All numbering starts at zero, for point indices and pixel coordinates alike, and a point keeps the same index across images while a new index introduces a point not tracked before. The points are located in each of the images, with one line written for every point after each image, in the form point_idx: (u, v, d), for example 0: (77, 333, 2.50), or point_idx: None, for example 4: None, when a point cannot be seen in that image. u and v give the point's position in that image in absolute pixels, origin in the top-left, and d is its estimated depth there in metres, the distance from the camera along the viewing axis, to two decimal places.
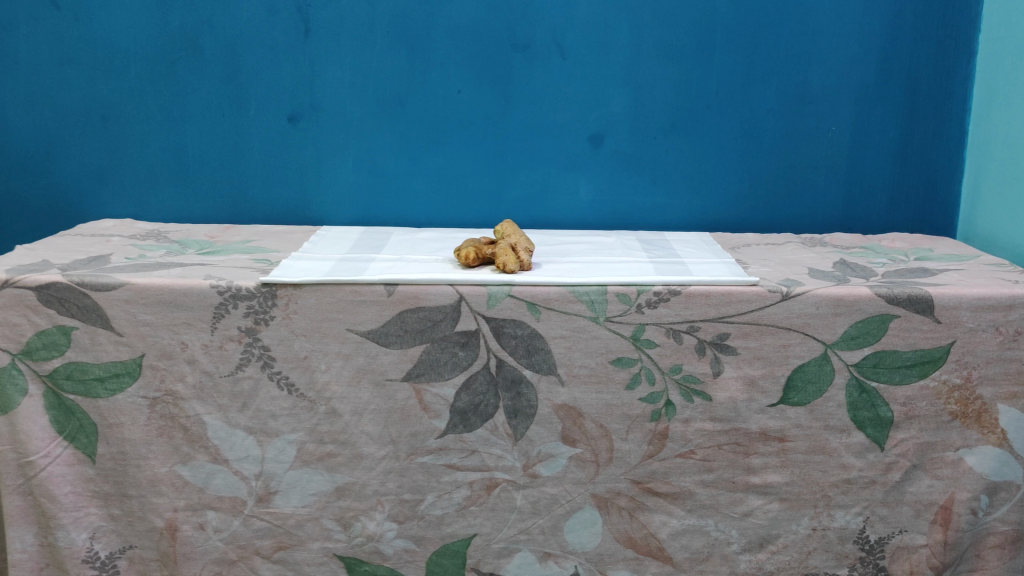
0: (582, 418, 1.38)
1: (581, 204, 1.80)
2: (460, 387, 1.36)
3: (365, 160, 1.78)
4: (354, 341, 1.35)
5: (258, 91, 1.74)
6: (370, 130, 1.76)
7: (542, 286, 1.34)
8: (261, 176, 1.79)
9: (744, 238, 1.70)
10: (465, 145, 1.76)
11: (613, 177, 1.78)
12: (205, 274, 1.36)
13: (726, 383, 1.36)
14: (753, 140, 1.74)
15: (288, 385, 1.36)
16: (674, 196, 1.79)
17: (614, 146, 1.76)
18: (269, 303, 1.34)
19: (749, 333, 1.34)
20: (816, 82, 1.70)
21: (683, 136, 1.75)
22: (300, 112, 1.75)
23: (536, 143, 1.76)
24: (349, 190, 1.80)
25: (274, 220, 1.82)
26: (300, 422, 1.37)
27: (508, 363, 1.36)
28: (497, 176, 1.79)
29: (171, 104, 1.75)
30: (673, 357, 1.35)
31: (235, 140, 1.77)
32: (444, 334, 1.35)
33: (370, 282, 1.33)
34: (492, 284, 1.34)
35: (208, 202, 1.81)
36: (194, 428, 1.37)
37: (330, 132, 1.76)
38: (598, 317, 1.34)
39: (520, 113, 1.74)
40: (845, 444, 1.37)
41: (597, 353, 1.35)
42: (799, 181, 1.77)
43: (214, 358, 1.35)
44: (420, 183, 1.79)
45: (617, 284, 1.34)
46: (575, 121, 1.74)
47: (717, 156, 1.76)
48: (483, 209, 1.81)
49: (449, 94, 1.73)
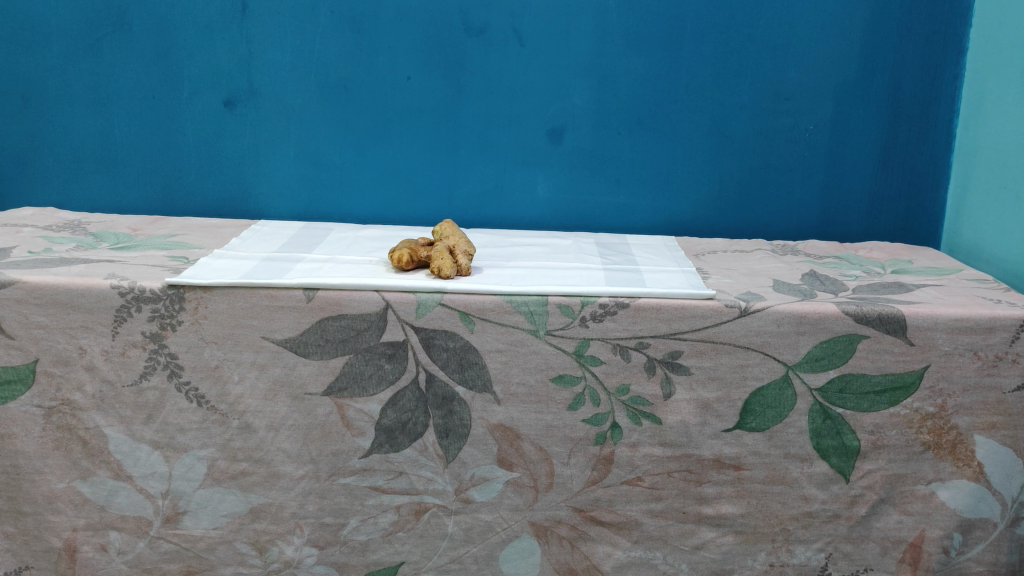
0: (520, 440, 1.26)
1: (539, 202, 1.68)
2: (387, 404, 1.24)
3: (307, 151, 1.65)
4: (269, 350, 1.23)
5: (191, 73, 1.61)
6: (313, 118, 1.63)
7: (476, 295, 1.21)
8: (196, 165, 1.67)
9: (711, 244, 1.57)
10: (414, 137, 1.64)
11: (574, 175, 1.65)
12: (109, 273, 1.24)
13: (678, 406, 1.24)
14: (725, 139, 1.62)
15: (198, 396, 1.24)
16: (639, 196, 1.67)
17: (575, 141, 1.63)
18: (176, 306, 1.21)
19: (703, 352, 1.22)
20: (793, 77, 1.58)
21: (649, 132, 1.62)
22: (237, 97, 1.61)
23: (491, 136, 1.63)
24: (290, 183, 1.67)
25: (209, 212, 1.70)
26: (210, 438, 1.26)
27: (439, 378, 1.24)
28: (449, 171, 1.66)
29: (97, 84, 1.62)
30: (620, 376, 1.24)
31: (167, 125, 1.64)
32: (369, 345, 1.23)
33: (288, 286, 1.21)
34: (422, 290, 1.22)
35: (137, 191, 1.69)
36: (94, 441, 1.25)
37: (269, 119, 1.63)
38: (538, 330, 1.22)
39: (474, 103, 1.61)
40: (807, 474, 1.25)
41: (536, 370, 1.23)
42: (773, 184, 1.64)
43: (116, 365, 1.23)
44: (366, 177, 1.67)
45: (559, 294, 1.22)
46: (533, 114, 1.62)
47: (685, 155, 1.63)
48: (434, 205, 1.68)
49: (398, 81, 1.60)
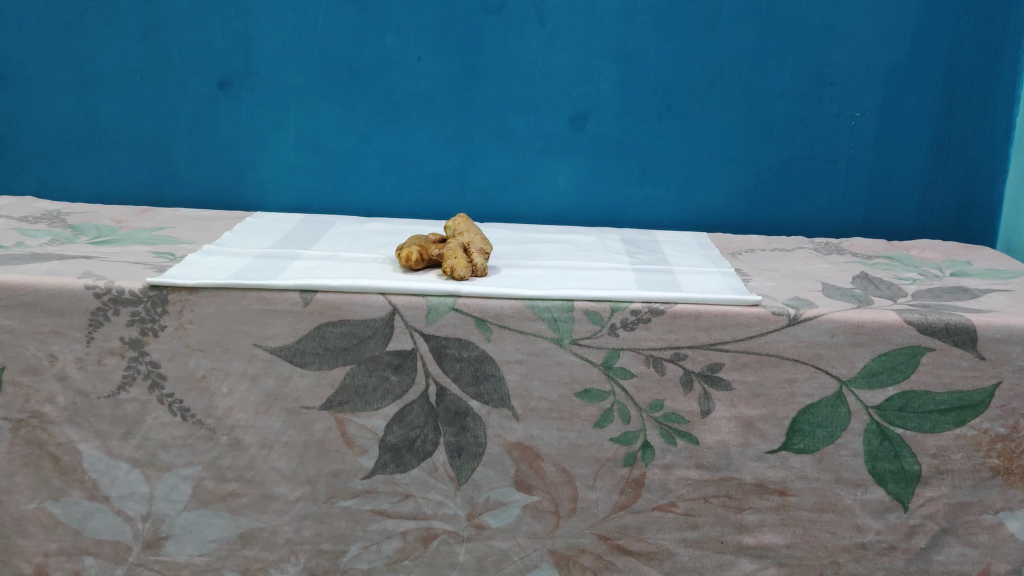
0: (540, 460, 1.13)
1: (559, 195, 1.54)
2: (393, 419, 1.12)
3: (308, 137, 1.52)
4: (262, 359, 1.10)
5: (182, 52, 1.47)
6: (314, 102, 1.49)
7: (494, 299, 1.09)
8: (188, 152, 1.54)
9: (748, 241, 1.44)
10: (425, 122, 1.50)
11: (598, 166, 1.52)
12: (84, 271, 1.12)
13: (717, 424, 1.11)
14: (763, 127, 1.49)
15: (182, 410, 1.12)
16: (668, 189, 1.53)
17: (600, 129, 1.50)
18: (158, 309, 1.09)
19: (746, 365, 1.09)
20: (839, 60, 1.44)
21: (680, 119, 1.49)
22: (232, 78, 1.48)
23: (508, 123, 1.50)
24: (289, 172, 1.54)
25: (202, 202, 1.57)
26: (195, 455, 1.13)
27: (452, 392, 1.11)
28: (462, 160, 1.53)
29: (80, 62, 1.49)
30: (653, 391, 1.11)
31: (156, 108, 1.51)
32: (373, 355, 1.10)
33: (282, 288, 1.08)
34: (433, 293, 1.09)
35: (125, 179, 1.56)
36: (67, 458, 1.13)
37: (267, 103, 1.49)
38: (562, 339, 1.09)
39: (490, 86, 1.48)
40: (860, 501, 1.12)
41: (560, 383, 1.10)
42: (815, 176, 1.51)
43: (91, 374, 1.11)
44: (372, 166, 1.54)
45: (586, 299, 1.09)
46: (554, 98, 1.48)
47: (719, 145, 1.50)
48: (445, 198, 1.55)
49: (407, 62, 1.47)
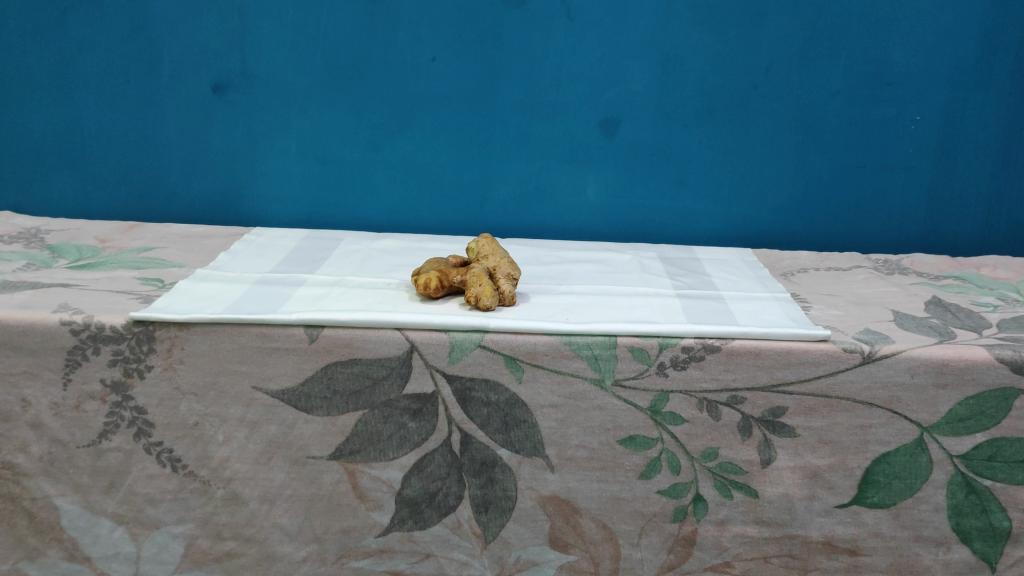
0: (578, 516, 1.00)
1: (588, 207, 1.41)
2: (411, 470, 0.99)
3: (312, 145, 1.38)
4: (262, 403, 0.97)
5: (172, 52, 1.33)
6: (319, 107, 1.36)
7: (525, 334, 0.95)
8: (181, 162, 1.40)
9: (798, 259, 1.31)
10: (440, 129, 1.37)
11: (629, 176, 1.39)
12: (60, 304, 0.98)
13: (779, 475, 0.97)
14: (812, 132, 1.35)
15: (172, 460, 0.99)
16: (707, 201, 1.40)
17: (632, 135, 1.36)
18: (144, 348, 0.95)
19: (814, 409, 0.96)
20: (898, 58, 1.30)
21: (721, 124, 1.35)
22: (227, 81, 1.34)
23: (531, 130, 1.36)
24: (291, 183, 1.41)
25: (197, 217, 1.44)
26: (188, 511, 1.00)
27: (478, 441, 0.98)
28: (481, 170, 1.39)
29: (61, 64, 1.35)
30: (707, 438, 0.97)
31: (145, 115, 1.37)
32: (389, 399, 0.97)
33: (285, 323, 0.95)
34: (456, 328, 0.95)
35: (113, 191, 1.43)
36: (43, 514, 1.00)
37: (266, 108, 1.36)
38: (603, 380, 0.96)
39: (511, 89, 1.34)
40: (940, 561, 0.99)
41: (601, 430, 0.97)
42: (869, 186, 1.37)
43: (69, 421, 0.97)
44: (383, 177, 1.40)
45: (631, 334, 0.95)
46: (582, 101, 1.35)
47: (764, 152, 1.36)
48: (463, 211, 1.42)
49: (421, 63, 1.33)
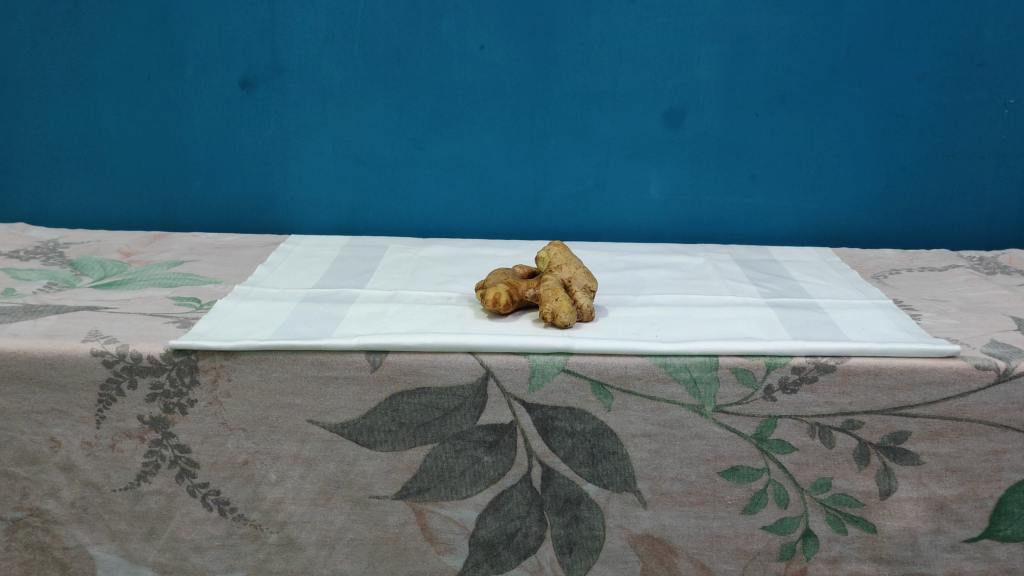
0: (673, 555, 0.90)
1: (650, 206, 1.30)
2: (486, 509, 0.89)
3: (350, 145, 1.27)
4: (320, 438, 0.87)
5: (195, 46, 1.21)
6: (357, 103, 1.24)
7: (615, 356, 0.84)
8: (207, 166, 1.29)
9: (885, 259, 1.20)
10: (489, 124, 1.25)
11: (695, 172, 1.28)
12: (90, 331, 0.88)
13: (900, 508, 0.87)
14: (895, 119, 1.24)
15: (220, 503, 0.88)
16: (779, 196, 1.29)
17: (699, 126, 1.25)
18: (186, 379, 0.85)
19: (941, 434, 0.85)
20: (992, 35, 1.19)
21: (797, 112, 1.24)
22: (256, 76, 1.23)
23: (589, 123, 1.25)
24: (327, 187, 1.30)
25: (226, 225, 1.33)
26: (238, 558, 0.91)
27: (561, 476, 0.87)
28: (534, 168, 1.28)
29: (74, 61, 1.24)
30: (818, 468, 0.87)
31: (167, 114, 1.26)
32: (461, 431, 0.87)
33: (344, 349, 0.84)
34: (537, 351, 0.84)
35: (134, 199, 1.32)
36: (76, 565, 0.91)
37: (299, 105, 1.24)
38: (703, 407, 0.85)
39: (567, 79, 1.22)
40: None
41: (699, 461, 0.87)
42: (956, 176, 1.28)
43: (103, 462, 0.87)
44: (427, 177, 1.29)
45: (735, 354, 0.85)
46: (645, 91, 1.23)
47: (841, 142, 1.26)
48: (515, 213, 1.31)
49: (468, 52, 1.21)
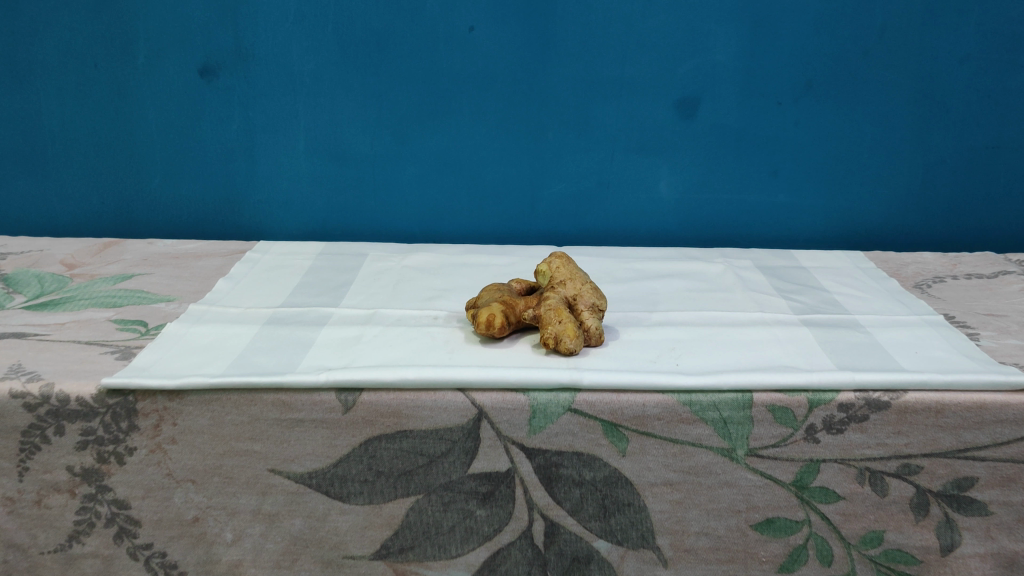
0: None
1: (660, 205, 1.17)
2: (481, 570, 0.76)
3: (325, 140, 1.13)
4: (283, 491, 0.74)
5: (147, 29, 1.07)
6: (331, 93, 1.10)
7: (630, 393, 0.72)
8: (163, 165, 1.15)
9: (925, 265, 1.08)
10: (480, 115, 1.12)
11: (710, 167, 1.15)
12: (11, 365, 0.74)
13: (964, 564, 0.76)
14: (934, 106, 1.11)
15: (167, 566, 0.76)
16: (802, 193, 1.16)
17: (715, 116, 1.12)
18: (123, 424, 0.71)
19: (1013, 480, 0.73)
20: None
21: (825, 100, 1.11)
22: (217, 62, 1.09)
23: (592, 114, 1.12)
24: (299, 188, 1.16)
25: (187, 230, 1.19)
26: None
27: (568, 531, 0.75)
28: (531, 164, 1.15)
29: (10, 47, 1.09)
30: (868, 520, 0.75)
31: (116, 107, 1.12)
32: (449, 481, 0.74)
33: (311, 387, 0.71)
34: (538, 387, 0.72)
35: (85, 201, 1.18)
36: None
37: (266, 96, 1.10)
38: (735, 451, 0.73)
39: (567, 64, 1.09)
40: None
41: (730, 513, 0.75)
42: (998, 169, 1.15)
43: (28, 521, 0.74)
44: (411, 176, 1.15)
45: (771, 389, 0.72)
46: (655, 78, 1.09)
47: (874, 133, 1.13)
48: (509, 215, 1.18)
49: (455, 35, 1.07)
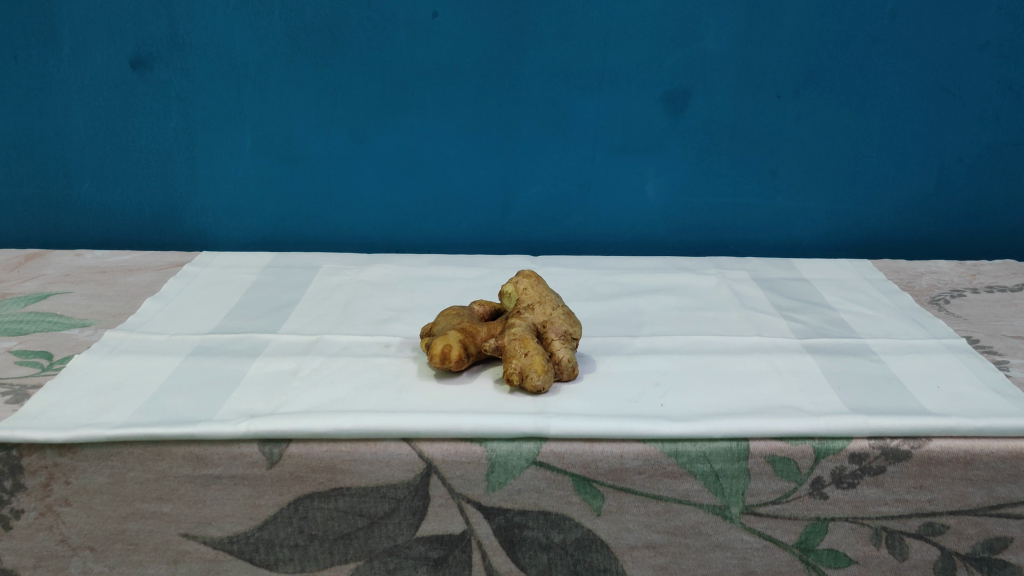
0: None
1: (646, 209, 1.06)
2: None
3: (273, 140, 1.02)
4: (199, 558, 0.63)
5: (70, 14, 0.95)
6: (279, 87, 0.99)
7: (606, 443, 0.61)
8: (93, 166, 1.03)
9: (940, 276, 0.97)
10: (446, 111, 1.01)
11: (702, 167, 1.04)
12: None
13: None
14: (950, 99, 1.01)
15: None
16: (804, 195, 1.05)
17: (707, 111, 1.00)
18: (7, 483, 0.60)
19: None
20: None
21: (829, 92, 1.00)
22: (150, 53, 0.97)
23: (571, 109, 1.00)
24: (246, 192, 1.04)
25: (124, 239, 1.08)
26: None
27: None
28: (503, 165, 1.03)
29: None
30: None
31: (39, 102, 1.00)
32: (395, 545, 0.63)
33: (231, 437, 0.60)
34: (497, 437, 0.61)
35: (9, 208, 1.06)
36: None
37: (207, 90, 0.99)
38: (728, 508, 0.63)
39: (543, 53, 0.97)
40: None
41: None
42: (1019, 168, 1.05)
43: None
44: (371, 178, 1.04)
45: (771, 437, 0.61)
46: (640, 68, 0.98)
47: (883, 129, 1.02)
48: (480, 221, 1.07)
49: (417, 21, 0.96)
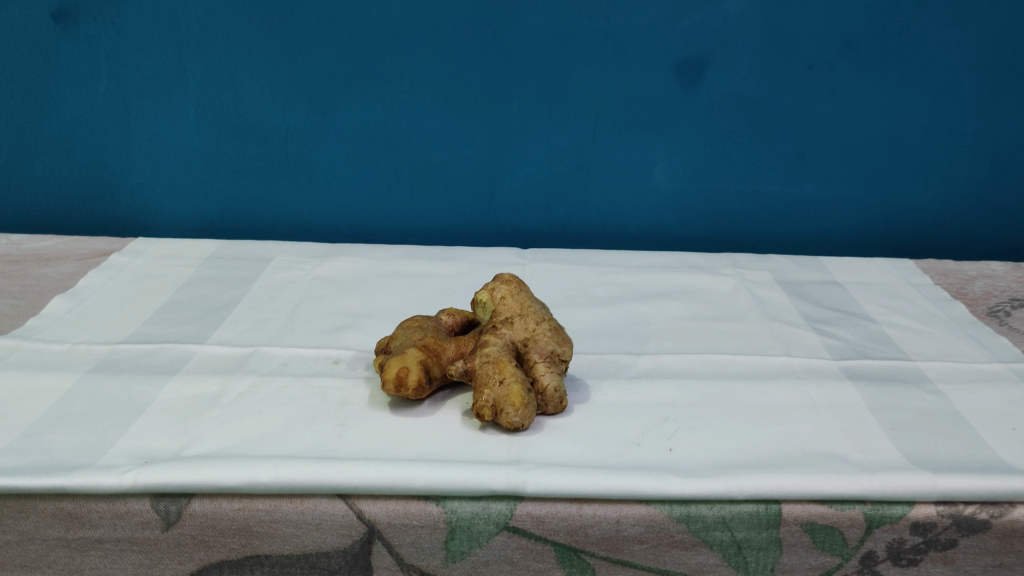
0: None
1: (652, 197, 0.92)
2: None
3: (220, 109, 0.87)
4: None
5: None
6: (226, 47, 0.85)
7: (599, 505, 0.47)
8: (12, 135, 0.89)
9: (996, 280, 0.83)
10: (422, 79, 0.86)
11: (717, 149, 0.89)
12: None
13: None
14: (1009, 74, 0.86)
15: None
16: (835, 184, 0.91)
17: (726, 83, 0.86)
18: None
19: None
20: None
21: (868, 63, 0.86)
22: (74, 4, 0.83)
23: (568, 79, 0.86)
24: (190, 170, 0.90)
25: (50, 221, 0.94)
26: None
27: None
28: (488, 143, 0.89)
29: None
30: None
31: None
32: None
33: (112, 492, 0.46)
34: (458, 495, 0.47)
35: None
36: None
37: (142, 49, 0.85)
38: None
39: (535, 11, 0.83)
40: None
41: None
42: None
43: None
44: (335, 156, 0.90)
45: (812, 501, 0.48)
46: (649, 32, 0.84)
47: (930, 108, 0.88)
48: (460, 207, 0.92)
49: None
